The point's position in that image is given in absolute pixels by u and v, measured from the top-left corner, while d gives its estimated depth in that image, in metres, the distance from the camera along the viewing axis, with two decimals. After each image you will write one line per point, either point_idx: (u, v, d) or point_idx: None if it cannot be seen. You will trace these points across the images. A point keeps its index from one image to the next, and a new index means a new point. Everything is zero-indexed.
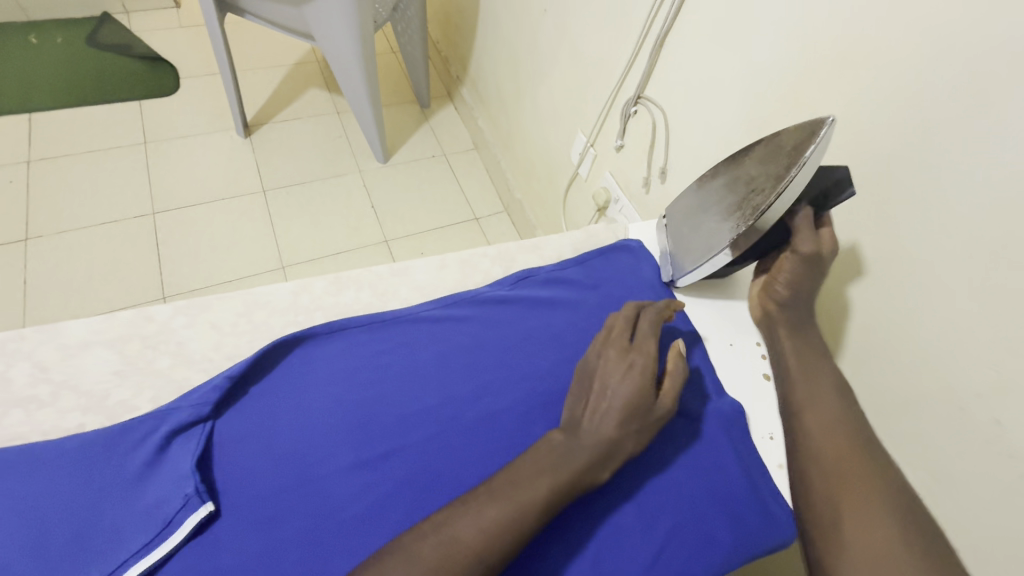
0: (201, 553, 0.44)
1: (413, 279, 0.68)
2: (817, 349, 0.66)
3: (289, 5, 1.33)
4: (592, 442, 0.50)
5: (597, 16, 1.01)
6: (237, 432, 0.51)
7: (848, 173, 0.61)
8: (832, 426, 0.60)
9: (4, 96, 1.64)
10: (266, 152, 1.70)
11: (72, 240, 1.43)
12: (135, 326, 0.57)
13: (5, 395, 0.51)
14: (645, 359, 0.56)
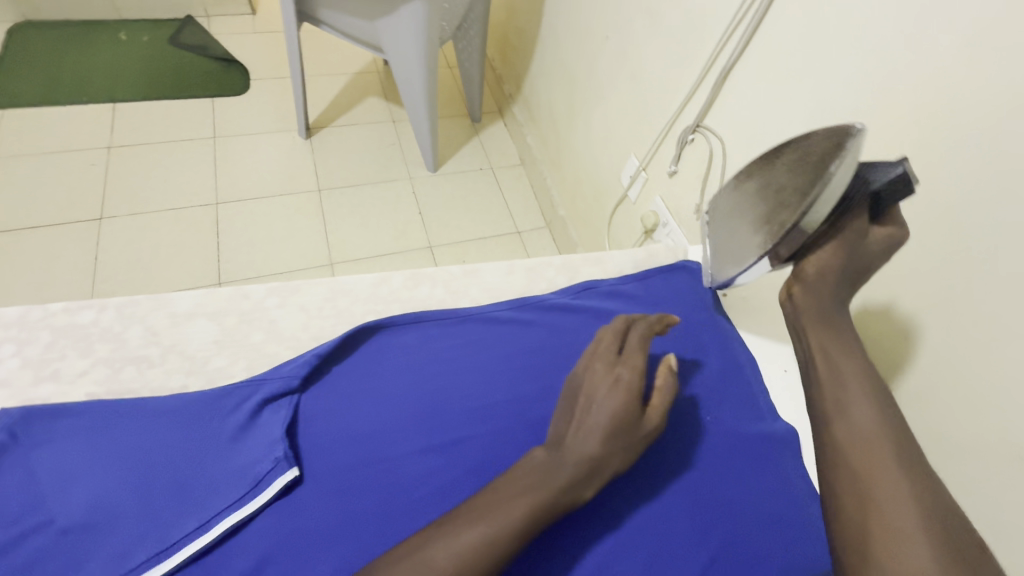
0: (283, 514, 0.48)
1: (482, 280, 0.72)
2: (848, 346, 0.59)
3: (364, 19, 1.41)
4: (576, 460, 0.49)
5: (662, 46, 1.04)
6: (320, 408, 0.55)
7: (907, 171, 0.54)
8: (869, 430, 0.53)
9: (93, 87, 1.78)
10: (325, 153, 1.78)
11: (141, 222, 1.53)
12: (234, 303, 0.63)
13: (121, 352, 0.58)
14: (631, 371, 0.55)
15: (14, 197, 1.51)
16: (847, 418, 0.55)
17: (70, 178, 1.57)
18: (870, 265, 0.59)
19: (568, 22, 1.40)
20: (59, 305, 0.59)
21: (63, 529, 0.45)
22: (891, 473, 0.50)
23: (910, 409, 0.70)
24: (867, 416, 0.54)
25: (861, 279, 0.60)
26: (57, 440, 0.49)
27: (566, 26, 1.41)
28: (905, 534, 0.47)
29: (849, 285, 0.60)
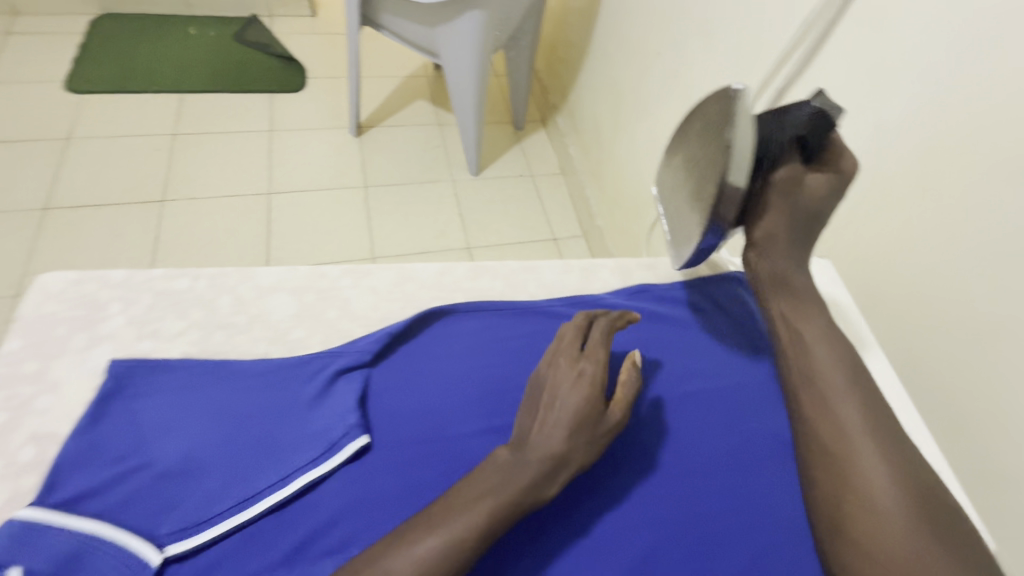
0: (353, 477, 0.51)
1: (540, 277, 0.75)
2: (816, 319, 0.62)
3: (421, 25, 1.47)
4: (538, 458, 0.50)
5: (715, 64, 1.06)
6: (387, 383, 0.58)
7: (815, 113, 0.59)
8: (854, 421, 0.56)
9: (163, 77, 1.88)
10: (372, 151, 1.85)
11: (200, 207, 1.61)
12: (310, 281, 0.67)
13: (213, 318, 0.63)
14: (593, 365, 0.57)
15: (87, 176, 1.61)
16: (834, 409, 0.57)
17: (137, 161, 1.67)
18: (821, 208, 0.62)
19: (618, 38, 1.43)
20: (159, 271, 0.65)
21: (162, 471, 0.49)
22: (876, 462, 0.54)
23: (955, 436, 0.69)
24: (849, 406, 0.57)
25: (815, 227, 0.63)
26: (157, 392, 0.54)
27: (617, 41, 1.44)
28: (895, 521, 0.51)
29: (804, 235, 0.63)
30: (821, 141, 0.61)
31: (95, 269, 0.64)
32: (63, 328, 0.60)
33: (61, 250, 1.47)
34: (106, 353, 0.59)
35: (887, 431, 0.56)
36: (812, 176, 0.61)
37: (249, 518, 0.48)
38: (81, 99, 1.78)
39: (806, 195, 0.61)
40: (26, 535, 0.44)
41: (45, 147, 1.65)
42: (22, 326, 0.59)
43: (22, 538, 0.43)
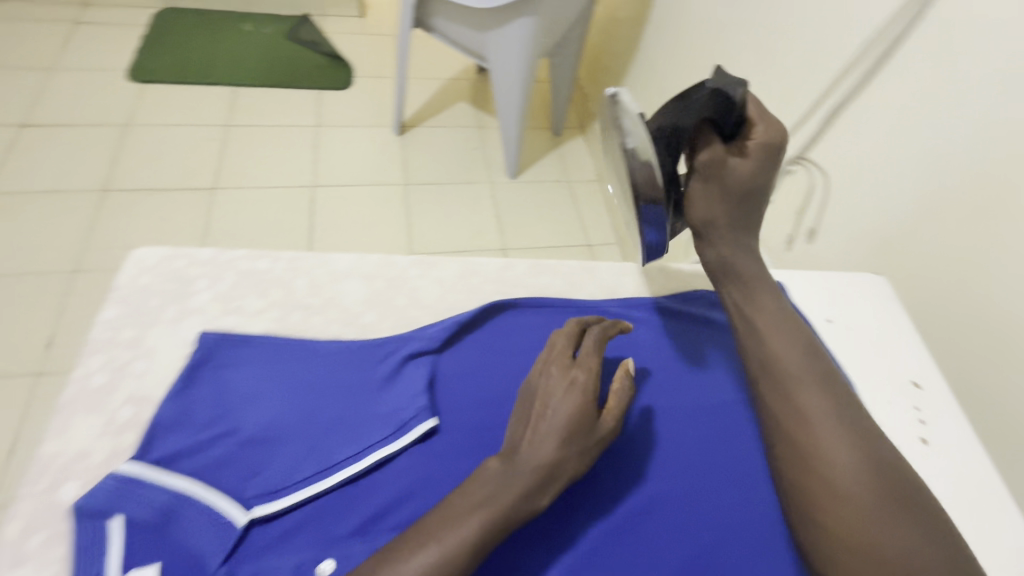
0: (422, 457, 0.53)
1: (599, 277, 0.77)
2: (769, 304, 0.63)
3: (473, 29, 1.50)
4: (530, 471, 0.49)
5: (769, 78, 1.07)
6: (453, 370, 0.60)
7: (709, 91, 0.60)
8: (817, 408, 0.55)
9: (218, 70, 1.95)
10: (414, 151, 1.89)
11: (250, 196, 1.66)
12: (381, 270, 0.69)
13: (290, 299, 0.64)
14: (585, 373, 0.54)
15: (144, 161, 1.66)
16: (795, 397, 0.56)
17: (190, 149, 1.73)
18: (755, 184, 0.63)
19: (667, 48, 1.44)
20: (243, 251, 0.67)
21: (249, 438, 0.52)
22: (842, 446, 0.52)
23: (1009, 462, 0.69)
24: (812, 393, 0.56)
25: (755, 203, 0.65)
26: (242, 364, 0.57)
27: (665, 52, 1.46)
28: (868, 507, 0.49)
29: (742, 214, 0.64)
30: (738, 117, 0.62)
31: (184, 246, 0.67)
32: (156, 299, 0.63)
33: (119, 231, 1.50)
34: (195, 325, 0.62)
35: (850, 413, 0.55)
36: (730, 156, 0.63)
37: (324, 489, 0.51)
38: (142, 88, 1.84)
39: (730, 169, 0.63)
40: (129, 488, 0.48)
41: (105, 132, 1.69)
42: (121, 296, 0.62)
43: (123, 490, 0.48)
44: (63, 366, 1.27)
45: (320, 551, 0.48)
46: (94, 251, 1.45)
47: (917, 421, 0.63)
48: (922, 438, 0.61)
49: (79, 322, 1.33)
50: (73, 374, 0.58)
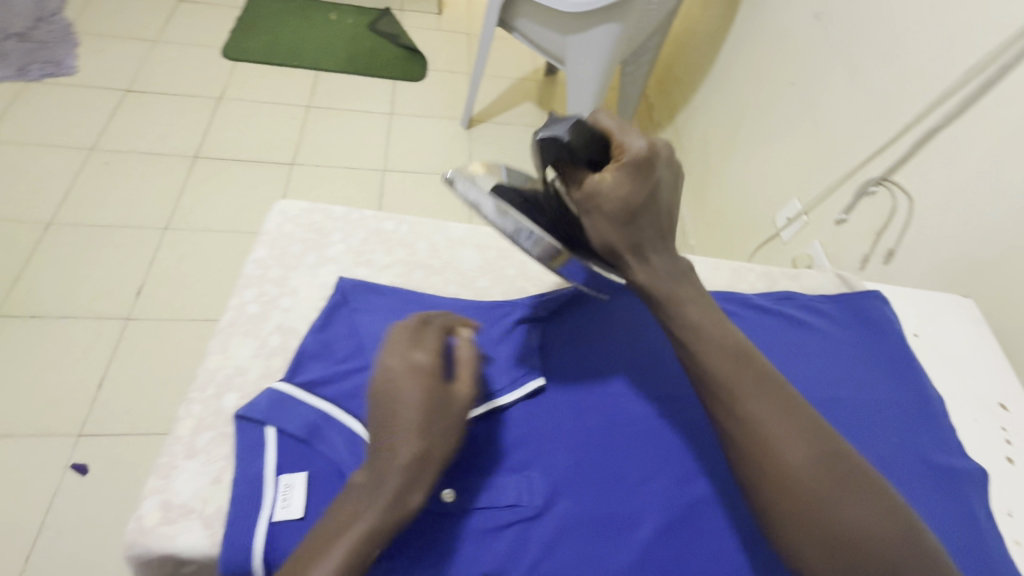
0: (531, 412, 0.56)
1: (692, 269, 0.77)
2: (697, 298, 0.50)
3: (556, 31, 1.55)
4: (393, 469, 0.45)
5: (858, 98, 1.07)
6: (562, 337, 0.62)
7: (543, 138, 0.49)
8: (770, 408, 0.45)
9: (304, 53, 2.05)
10: (480, 144, 1.94)
11: (325, 173, 1.74)
12: (492, 243, 0.76)
13: (413, 257, 0.71)
14: (425, 354, 0.51)
15: (231, 133, 1.76)
16: (744, 402, 0.45)
17: (273, 125, 1.82)
18: (642, 196, 0.48)
19: (748, 62, 1.45)
20: (372, 212, 0.75)
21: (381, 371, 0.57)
22: (801, 444, 0.43)
23: None
24: (760, 391, 0.46)
25: (653, 211, 0.50)
26: (373, 310, 0.62)
27: (745, 66, 1.47)
28: (845, 506, 0.41)
29: (642, 229, 0.50)
30: (599, 143, 0.50)
31: (320, 203, 0.75)
32: (298, 246, 0.70)
33: (206, 195, 1.60)
34: (332, 273, 0.69)
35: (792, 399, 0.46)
36: (589, 187, 0.49)
37: None
38: (235, 64, 1.95)
39: (611, 197, 0.48)
40: (282, 403, 0.54)
41: (199, 103, 1.81)
42: (269, 240, 0.70)
43: (279, 404, 0.54)
44: (148, 314, 1.35)
45: (444, 481, 0.51)
46: (182, 211, 1.55)
47: (1003, 440, 0.64)
48: (1007, 457, 0.62)
49: (166, 275, 1.42)
50: (230, 303, 0.65)
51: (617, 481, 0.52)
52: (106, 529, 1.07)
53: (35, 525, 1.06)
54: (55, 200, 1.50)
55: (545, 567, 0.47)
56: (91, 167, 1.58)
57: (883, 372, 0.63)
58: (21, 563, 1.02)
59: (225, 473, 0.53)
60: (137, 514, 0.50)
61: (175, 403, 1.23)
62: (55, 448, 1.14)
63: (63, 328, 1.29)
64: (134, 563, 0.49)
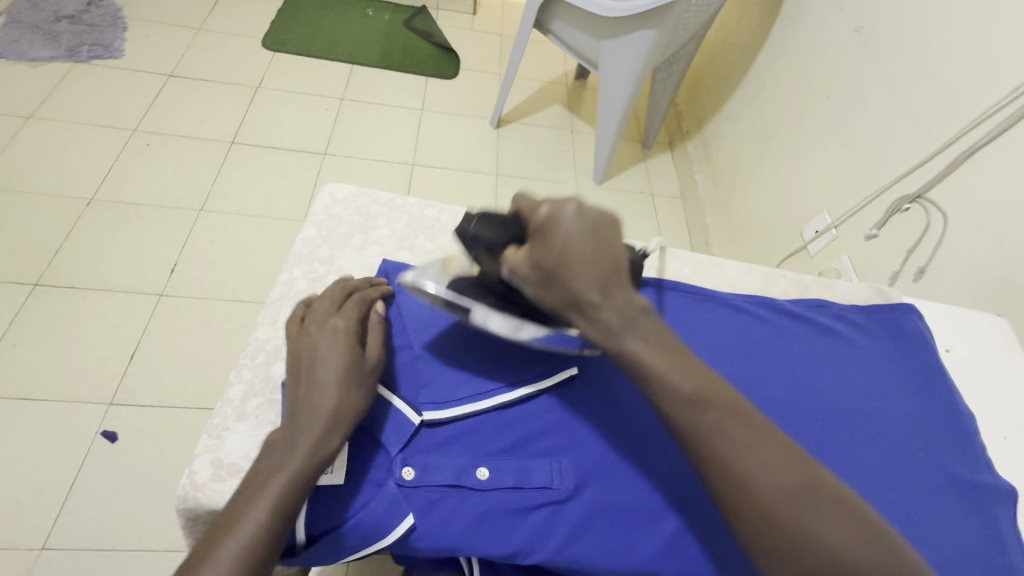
0: (562, 402, 0.56)
1: (725, 274, 0.77)
2: (651, 334, 0.44)
3: (592, 35, 1.57)
4: (314, 417, 0.48)
5: (896, 113, 1.07)
6: None
7: (460, 233, 0.53)
8: (740, 449, 0.40)
9: (340, 47, 2.09)
10: (508, 144, 1.95)
11: (355, 165, 1.77)
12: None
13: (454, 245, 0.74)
14: (346, 320, 0.56)
15: (266, 121, 1.80)
16: (709, 448, 0.40)
17: (306, 115, 1.85)
18: (553, 258, 0.43)
19: (784, 74, 1.45)
20: (415, 199, 0.78)
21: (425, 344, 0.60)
22: (780, 482, 0.39)
23: None
24: (728, 425, 0.40)
25: (574, 267, 0.43)
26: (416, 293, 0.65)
27: (780, 78, 1.46)
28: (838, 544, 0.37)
29: (568, 289, 0.43)
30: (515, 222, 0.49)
31: (366, 188, 0.78)
32: (345, 228, 0.73)
33: (239, 181, 1.63)
34: (375, 254, 0.72)
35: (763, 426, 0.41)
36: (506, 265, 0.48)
37: (480, 409, 0.55)
38: (273, 55, 2.00)
39: (528, 270, 0.46)
40: None
41: (238, 90, 1.86)
42: (317, 220, 0.73)
43: None
44: (179, 292, 1.38)
45: (478, 459, 0.52)
46: (217, 194, 1.59)
47: None
48: None
49: (198, 256, 1.46)
50: (279, 279, 0.68)
51: (646, 472, 0.53)
52: (130, 497, 1.11)
53: (64, 488, 1.09)
54: (98, 177, 1.55)
55: (576, 546, 0.48)
56: (133, 148, 1.64)
57: (913, 385, 0.63)
58: (49, 524, 1.06)
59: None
60: (190, 469, 0.53)
61: (201, 380, 1.27)
62: (86, 415, 1.18)
63: (100, 300, 1.34)
64: (185, 516, 0.52)
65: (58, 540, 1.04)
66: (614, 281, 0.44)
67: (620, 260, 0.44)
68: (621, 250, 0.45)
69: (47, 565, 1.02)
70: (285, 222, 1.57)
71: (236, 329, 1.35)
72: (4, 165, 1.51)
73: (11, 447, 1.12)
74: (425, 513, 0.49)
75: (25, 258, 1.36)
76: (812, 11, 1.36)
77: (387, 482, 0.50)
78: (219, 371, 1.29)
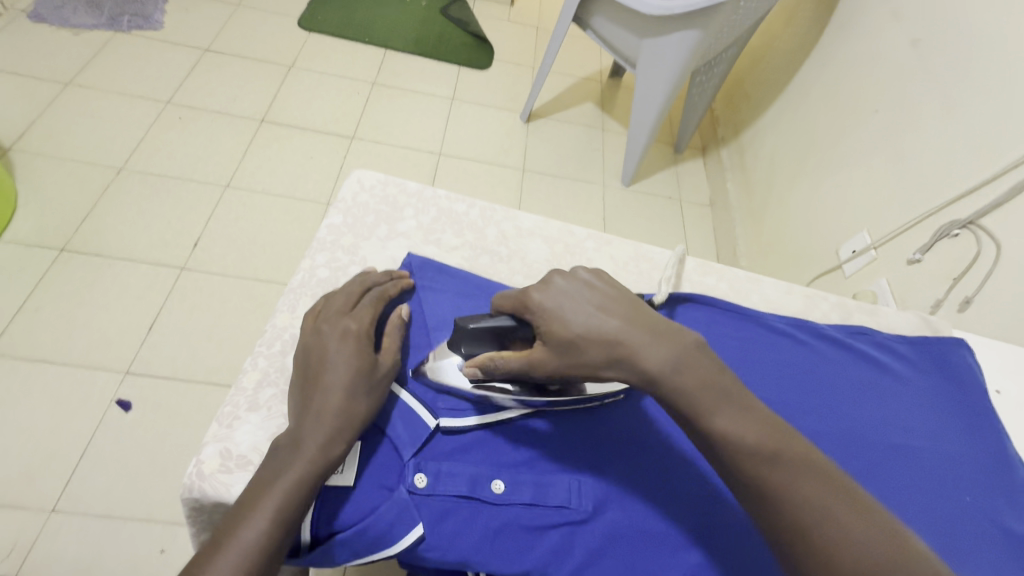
0: (587, 416, 0.55)
1: (764, 292, 0.74)
2: (707, 373, 0.42)
3: (632, 33, 1.52)
4: (319, 423, 0.46)
5: (952, 132, 1.01)
6: None
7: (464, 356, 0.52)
8: (818, 511, 0.37)
9: (374, 31, 2.07)
10: (537, 139, 1.92)
11: (382, 150, 1.75)
12: (561, 237, 0.75)
13: (482, 243, 0.72)
14: (359, 323, 0.54)
15: (297, 101, 1.80)
16: (783, 508, 0.38)
17: (337, 97, 1.84)
18: (572, 324, 0.45)
19: (831, 85, 1.39)
20: (445, 193, 0.76)
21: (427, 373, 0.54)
22: (873, 550, 0.35)
23: None
24: (803, 482, 0.38)
25: (595, 323, 0.45)
26: (439, 291, 0.62)
27: (826, 88, 1.40)
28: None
29: (603, 345, 0.43)
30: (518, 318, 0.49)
31: (396, 177, 0.76)
32: (371, 217, 0.72)
33: (266, 160, 1.63)
34: (401, 247, 0.70)
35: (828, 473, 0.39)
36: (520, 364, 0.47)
37: (499, 415, 0.53)
38: (308, 35, 1.99)
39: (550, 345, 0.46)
40: None
41: (271, 69, 1.85)
42: (344, 207, 0.72)
43: None
44: (201, 267, 1.39)
45: (494, 471, 0.50)
46: (243, 172, 1.59)
47: None
48: None
49: (222, 233, 1.46)
50: (301, 266, 0.67)
51: (667, 497, 0.51)
52: (139, 467, 1.11)
53: (76, 453, 1.11)
54: (129, 147, 1.56)
55: (591, 569, 0.47)
56: (165, 120, 1.64)
57: (960, 425, 0.59)
58: (61, 487, 1.07)
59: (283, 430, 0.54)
60: (197, 458, 0.51)
61: (216, 357, 1.27)
62: (102, 383, 1.19)
63: (123, 270, 1.35)
64: (190, 505, 0.51)
65: (68, 504, 1.06)
66: (638, 325, 0.44)
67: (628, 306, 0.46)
68: (627, 294, 0.48)
69: (55, 528, 1.03)
70: (309, 204, 1.57)
71: (254, 308, 1.35)
72: (41, 130, 1.53)
73: (30, 409, 1.14)
74: (436, 523, 0.47)
75: (54, 223, 1.38)
76: (867, 20, 1.30)
77: (398, 487, 0.48)
78: (234, 349, 1.29)
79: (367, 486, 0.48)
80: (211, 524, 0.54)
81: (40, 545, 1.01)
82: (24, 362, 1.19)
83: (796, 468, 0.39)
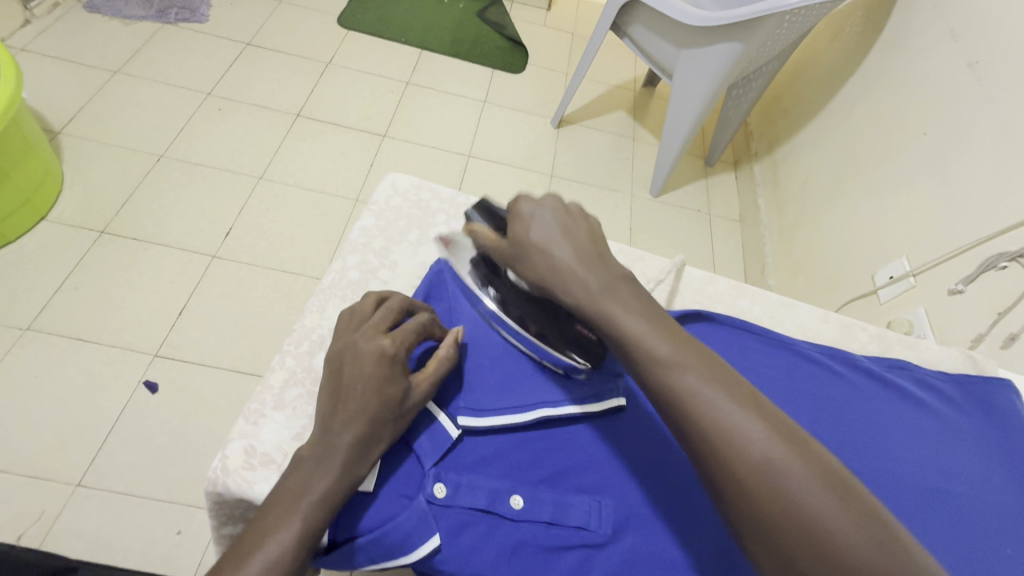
0: (611, 433, 0.54)
1: (798, 318, 0.73)
2: (634, 300, 0.44)
3: (671, 43, 1.50)
4: (345, 446, 0.45)
5: (1005, 161, 0.96)
6: None
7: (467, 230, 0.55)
8: (720, 416, 0.38)
9: (411, 30, 2.09)
10: (566, 144, 1.91)
11: (412, 149, 1.76)
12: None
13: None
14: (393, 344, 0.50)
15: (333, 97, 1.82)
16: (690, 415, 0.39)
17: (371, 95, 1.86)
18: (531, 236, 0.47)
19: (877, 105, 1.34)
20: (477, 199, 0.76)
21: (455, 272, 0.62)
22: (762, 456, 0.36)
23: None
24: (708, 391, 0.39)
25: (551, 240, 0.46)
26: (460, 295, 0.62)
27: (871, 109, 1.36)
28: (838, 532, 0.34)
29: (547, 259, 0.46)
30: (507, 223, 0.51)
31: (430, 181, 0.76)
32: (404, 221, 0.72)
33: (300, 154, 1.66)
34: (431, 252, 0.70)
35: (739, 384, 0.40)
36: (484, 242, 0.52)
37: (521, 425, 0.53)
38: (347, 33, 2.02)
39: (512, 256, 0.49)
40: None
41: (309, 65, 1.89)
42: (377, 209, 0.72)
43: None
44: (231, 255, 1.42)
45: (514, 486, 0.50)
46: (277, 164, 1.62)
47: None
48: None
49: (253, 223, 1.49)
50: (333, 265, 0.68)
51: (689, 529, 0.50)
52: (161, 449, 1.14)
53: (104, 430, 1.14)
54: (170, 136, 1.61)
55: None
56: (206, 111, 1.69)
57: (1006, 474, 0.56)
58: (87, 463, 1.10)
59: (307, 431, 0.54)
60: (222, 452, 0.52)
61: (240, 345, 1.29)
62: (132, 364, 1.22)
63: (157, 254, 1.39)
64: (213, 498, 0.52)
65: (92, 480, 1.09)
66: (590, 256, 0.46)
67: (592, 242, 0.47)
68: (597, 229, 0.49)
69: (79, 502, 1.06)
70: (338, 199, 1.59)
71: (280, 299, 1.38)
72: (89, 115, 1.59)
73: (62, 385, 1.17)
74: (454, 535, 0.47)
75: (95, 205, 1.43)
76: (918, 40, 1.26)
77: (417, 496, 0.49)
78: (258, 338, 1.31)
79: (386, 495, 0.49)
80: (233, 518, 0.55)
81: (64, 518, 1.04)
82: (61, 339, 1.23)
83: (705, 374, 0.40)
